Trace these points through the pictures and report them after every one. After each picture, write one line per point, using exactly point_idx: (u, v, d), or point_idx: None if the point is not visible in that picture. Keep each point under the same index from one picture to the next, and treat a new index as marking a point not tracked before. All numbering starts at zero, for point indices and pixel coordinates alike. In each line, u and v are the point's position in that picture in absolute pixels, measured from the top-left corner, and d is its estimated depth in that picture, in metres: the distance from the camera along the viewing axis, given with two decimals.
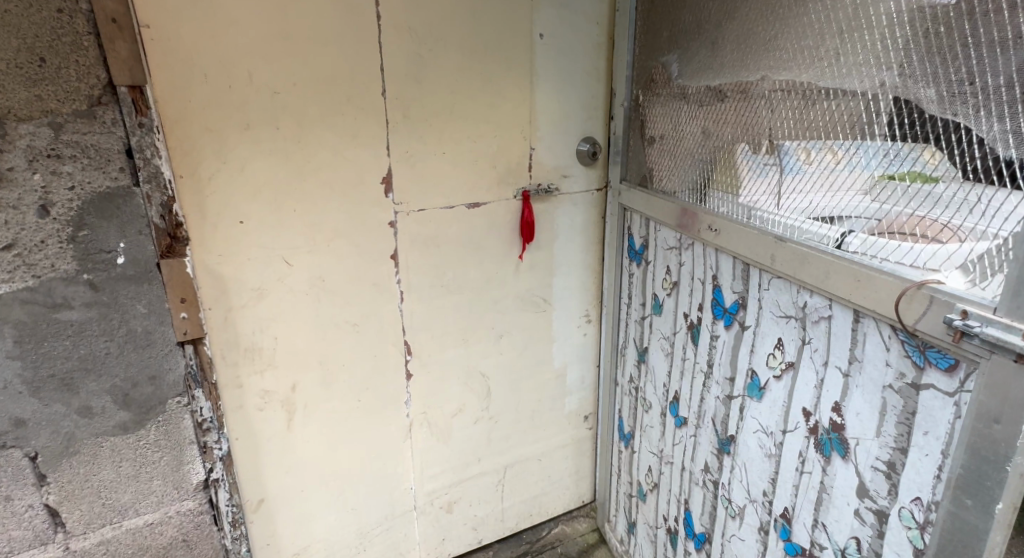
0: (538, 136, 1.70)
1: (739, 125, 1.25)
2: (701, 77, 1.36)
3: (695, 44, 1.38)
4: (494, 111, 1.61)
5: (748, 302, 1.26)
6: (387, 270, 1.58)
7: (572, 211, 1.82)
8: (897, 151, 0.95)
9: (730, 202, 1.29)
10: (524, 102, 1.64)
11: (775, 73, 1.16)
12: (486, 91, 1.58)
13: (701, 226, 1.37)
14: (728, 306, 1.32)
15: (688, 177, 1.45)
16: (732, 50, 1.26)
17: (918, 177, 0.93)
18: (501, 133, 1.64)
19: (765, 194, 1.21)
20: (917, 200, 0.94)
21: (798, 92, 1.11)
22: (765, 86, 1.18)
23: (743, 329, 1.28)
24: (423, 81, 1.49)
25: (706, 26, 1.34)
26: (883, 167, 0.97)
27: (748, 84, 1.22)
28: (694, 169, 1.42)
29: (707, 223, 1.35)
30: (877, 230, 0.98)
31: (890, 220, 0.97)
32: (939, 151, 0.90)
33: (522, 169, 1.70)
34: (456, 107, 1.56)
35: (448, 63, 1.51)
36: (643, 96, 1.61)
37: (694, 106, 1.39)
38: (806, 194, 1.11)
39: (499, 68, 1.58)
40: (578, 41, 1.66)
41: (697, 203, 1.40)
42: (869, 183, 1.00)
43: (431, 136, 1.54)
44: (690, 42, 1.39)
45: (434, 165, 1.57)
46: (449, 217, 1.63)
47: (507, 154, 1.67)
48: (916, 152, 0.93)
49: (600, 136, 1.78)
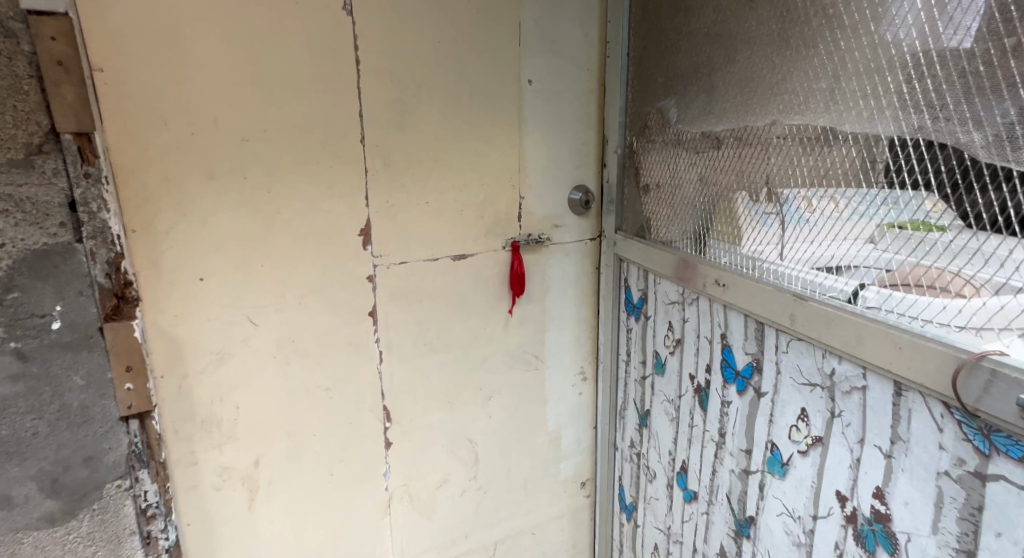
0: (527, 183, 1.61)
1: (744, 172, 1.16)
2: (691, 122, 1.30)
3: (684, 88, 1.32)
4: (481, 159, 1.52)
5: (764, 366, 1.14)
6: (365, 328, 1.45)
7: (564, 262, 1.73)
8: (903, 200, 0.88)
9: (733, 253, 1.20)
10: (513, 149, 1.57)
11: (772, 116, 1.09)
12: (472, 138, 1.50)
13: (706, 281, 1.25)
14: (740, 369, 1.19)
15: (683, 227, 1.36)
16: (723, 95, 1.20)
17: (927, 227, 0.85)
18: (489, 181, 1.55)
19: (769, 245, 1.11)
20: (931, 252, 0.85)
21: (797, 137, 1.04)
22: (761, 132, 1.12)
23: (759, 395, 1.15)
24: (406, 128, 1.41)
25: (704, 71, 1.25)
26: (888, 214, 0.90)
27: (756, 129, 1.12)
28: (689, 219, 1.34)
29: (712, 277, 1.23)
30: (890, 282, 0.90)
31: (906, 272, 0.88)
32: (953, 201, 0.82)
33: (511, 219, 1.61)
34: (441, 155, 1.47)
35: (431, 110, 1.43)
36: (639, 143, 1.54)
37: (693, 152, 1.30)
38: (807, 243, 1.04)
39: (485, 115, 1.51)
40: (567, 87, 1.61)
41: (695, 255, 1.30)
42: (874, 232, 0.92)
43: (414, 183, 1.44)
44: (680, 87, 1.33)
45: (418, 215, 1.46)
46: (433, 270, 1.51)
47: (495, 203, 1.57)
48: (924, 200, 0.85)
49: (593, 183, 1.71)
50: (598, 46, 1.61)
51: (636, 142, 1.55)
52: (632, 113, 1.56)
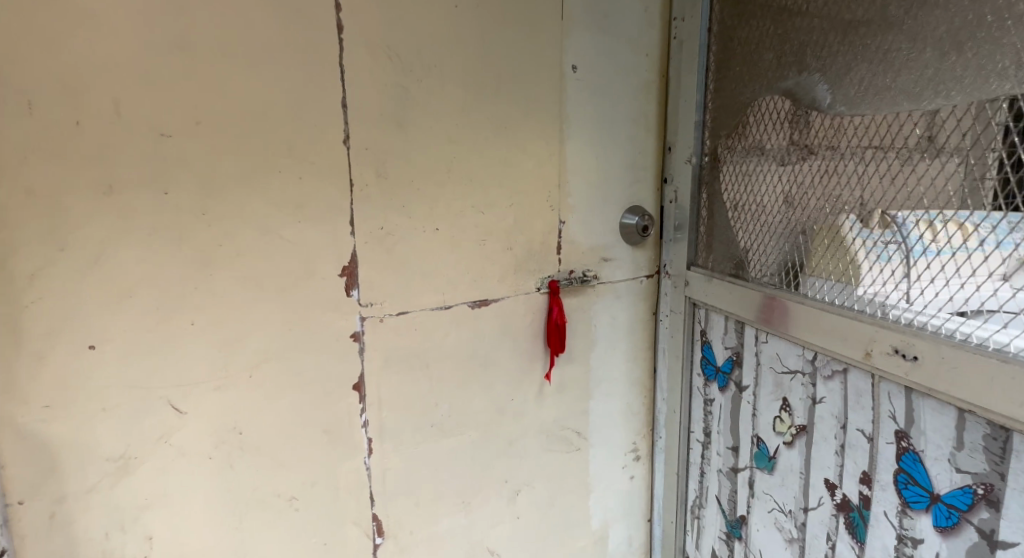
0: (570, 203, 1.21)
1: (914, 184, 0.81)
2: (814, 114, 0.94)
3: (802, 70, 0.97)
4: (509, 171, 1.12)
5: (1005, 500, 0.73)
6: (347, 408, 1.02)
7: (614, 306, 1.32)
8: None
9: (832, 289, 0.92)
10: (551, 157, 1.17)
11: (934, 102, 0.79)
12: (498, 142, 1.10)
13: (874, 347, 0.84)
14: (946, 495, 0.79)
15: (798, 260, 0.99)
16: (881, 71, 0.85)
17: None
18: (520, 202, 1.15)
19: (883, 281, 0.86)
20: None
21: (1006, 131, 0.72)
22: (851, 137, 0.89)
23: (993, 544, 0.75)
24: (409, 126, 1.01)
25: (862, 36, 0.87)
26: None
27: (949, 122, 0.77)
28: (807, 249, 0.97)
29: (893, 344, 0.81)
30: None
31: None
32: None
33: (547, 252, 1.21)
34: (456, 164, 1.06)
35: (444, 101, 1.03)
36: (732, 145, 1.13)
37: (829, 159, 0.93)
38: (941, 282, 0.78)
39: (515, 110, 1.11)
40: (623, 76, 1.21)
41: (827, 303, 0.92)
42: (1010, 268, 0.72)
43: (419, 201, 1.04)
44: (799, 67, 0.97)
45: (424, 246, 1.06)
46: (445, 319, 1.10)
47: (527, 232, 1.17)
48: None
49: (651, 203, 1.31)
50: (662, 23, 1.22)
51: (726, 144, 1.15)
52: (718, 107, 1.16)
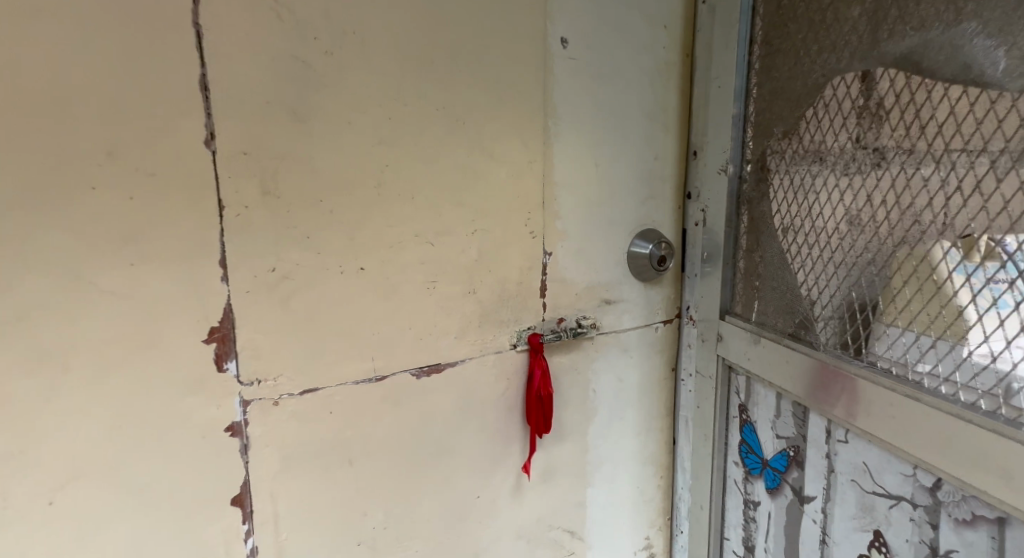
0: (554, 228, 0.90)
1: None
2: (943, 100, 0.62)
3: (915, 33, 0.64)
4: (466, 184, 0.81)
5: None
6: (223, 531, 0.71)
7: (619, 363, 1.00)
8: None
9: (922, 356, 0.64)
10: (526, 164, 0.86)
11: None
12: (450, 144, 0.79)
13: None
14: None
15: (900, 323, 0.66)
16: None
17: None
18: (485, 228, 0.84)
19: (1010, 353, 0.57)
20: None
21: None
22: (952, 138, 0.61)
23: None
24: (314, 122, 0.70)
25: None
26: None
27: None
28: (912, 307, 0.65)
29: None
30: None
31: None
32: None
33: (523, 295, 0.89)
34: (385, 176, 0.75)
35: (368, 86, 0.72)
36: (784, 148, 0.80)
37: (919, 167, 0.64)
38: None
39: (475, 100, 0.80)
40: (627, 56, 0.91)
41: (954, 391, 0.61)
42: None
43: (332, 230, 0.72)
44: (908, 29, 0.65)
45: (344, 294, 0.74)
46: (377, 396, 0.78)
47: (496, 269, 0.85)
48: None
49: (664, 227, 0.99)
50: None
51: (777, 146, 0.81)
52: (767, 94, 0.83)
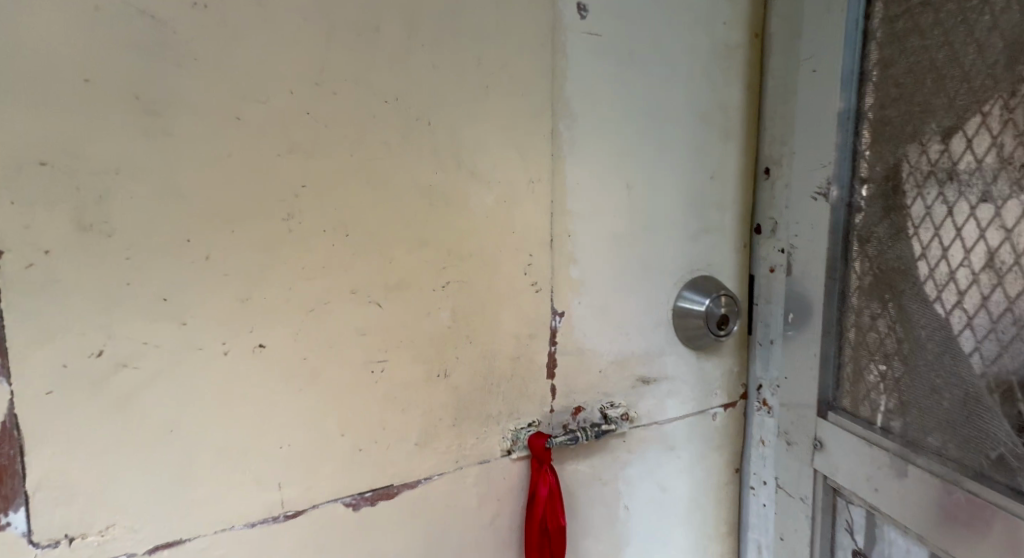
0: (565, 277, 0.63)
1: None
2: None
3: None
4: (435, 213, 0.54)
5: None
6: None
7: (663, 468, 0.70)
8: None
9: None
10: (526, 185, 0.59)
11: None
12: (411, 154, 0.53)
13: None
14: None
15: None
16: None
17: None
18: (464, 278, 0.57)
19: None
20: None
21: None
22: None
23: None
24: (184, 113, 0.44)
25: None
26: None
27: None
28: None
29: None
30: None
31: None
32: None
33: (520, 376, 0.61)
34: (304, 200, 0.49)
35: (280, 62, 0.47)
36: (935, 158, 0.51)
37: None
38: None
39: (451, 88, 0.54)
40: (668, 33, 0.66)
41: None
42: None
43: (213, 283, 0.46)
44: None
45: (228, 389, 0.47)
46: (290, 539, 0.51)
47: (479, 338, 0.58)
48: None
49: (716, 271, 0.72)
50: None
51: (918, 156, 0.52)
52: (901, 75, 0.54)
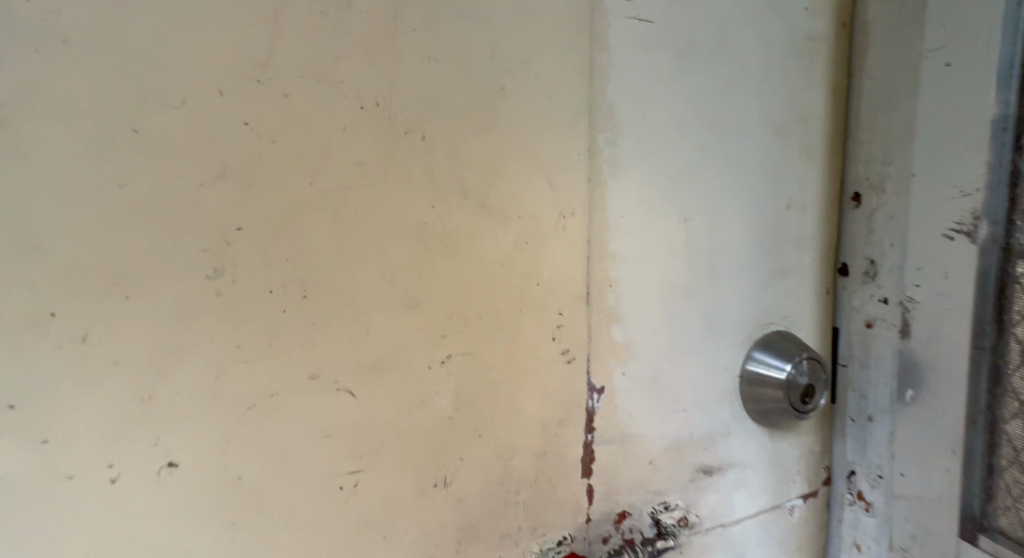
0: (606, 341, 0.48)
1: None
2: None
3: None
4: (429, 263, 0.40)
5: None
6: None
7: None
8: None
9: None
10: (552, 221, 0.45)
11: None
12: (397, 182, 0.39)
13: None
14: None
15: None
16: None
17: None
18: (470, 350, 0.42)
19: None
20: None
21: None
22: None
23: None
24: (62, 128, 0.31)
25: None
26: None
27: None
28: None
29: None
30: None
31: None
32: None
33: (547, 476, 0.46)
34: (243, 249, 0.35)
35: (209, 54, 0.33)
36: None
37: None
38: None
39: (453, 93, 0.40)
40: (734, 24, 0.51)
41: None
42: None
43: (95, 380, 0.32)
44: None
45: (123, 530, 0.33)
46: None
47: (491, 431, 0.43)
48: None
49: (792, 326, 0.57)
50: None
51: None
52: None
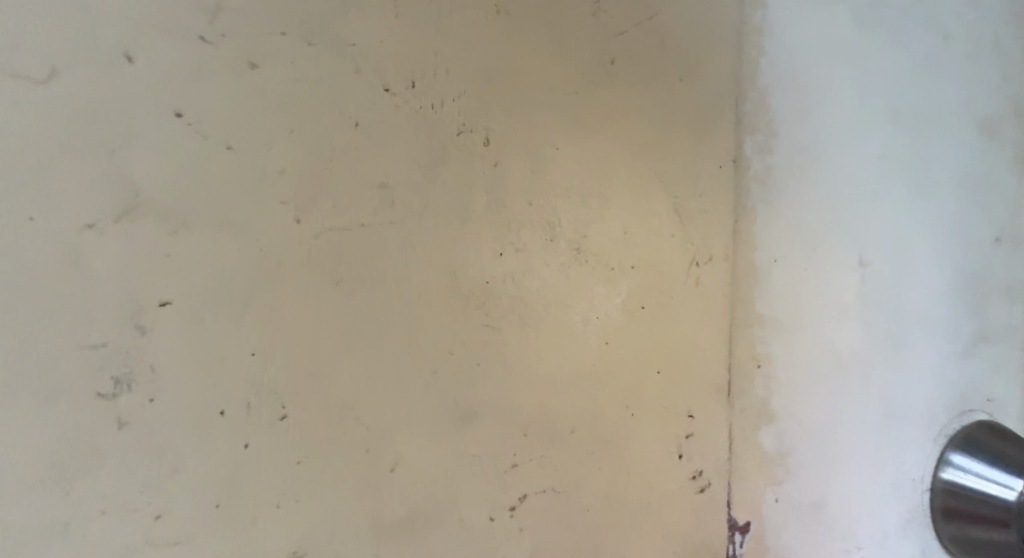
0: (697, 407, 0.47)
1: None
2: None
3: None
4: (501, 343, 0.41)
5: None
6: None
7: None
8: None
9: None
10: (663, 289, 0.46)
11: None
12: (472, 277, 0.41)
13: None
14: None
15: None
16: None
17: None
18: (532, 427, 0.42)
19: None
20: None
21: None
22: None
23: None
24: (61, 214, 0.31)
25: None
26: None
27: None
28: None
29: None
30: None
31: None
32: None
33: (602, 539, 0.44)
34: (168, 323, 0.33)
35: (216, 118, 0.35)
36: None
37: None
38: None
39: (546, 150, 0.43)
40: (847, 74, 0.52)
41: None
42: None
43: (122, 460, 0.32)
44: None
45: None
46: None
47: (557, 500, 0.43)
48: None
49: (917, 402, 0.55)
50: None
51: None
52: None
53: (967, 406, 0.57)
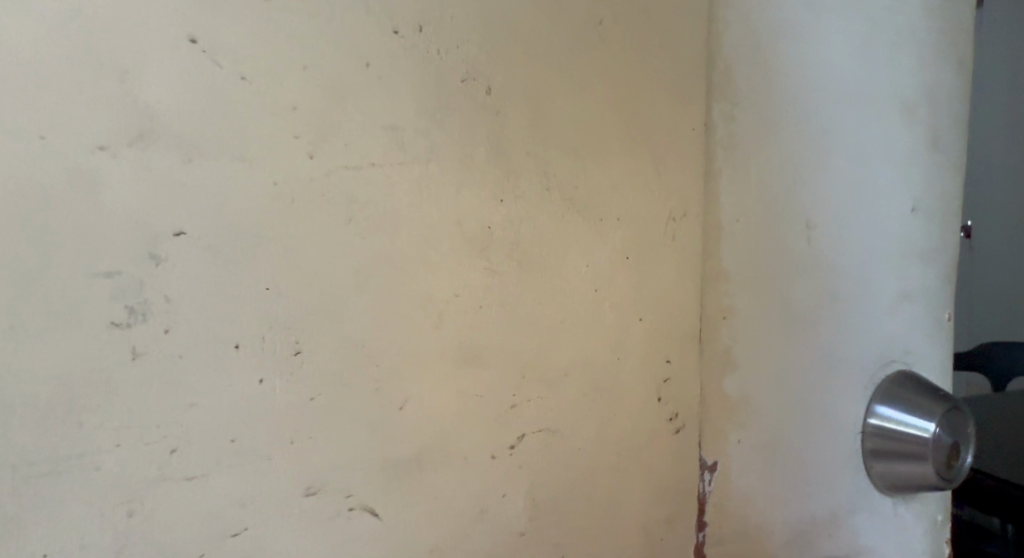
0: (677, 352, 0.53)
1: None
2: None
3: None
4: (500, 284, 0.45)
5: None
6: None
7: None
8: None
9: None
10: (645, 240, 0.51)
11: None
12: (476, 220, 0.44)
13: None
14: None
15: None
16: None
17: None
18: (529, 365, 0.46)
19: None
20: None
21: None
22: None
23: None
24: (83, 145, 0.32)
25: None
26: None
27: None
28: None
29: None
30: None
31: None
32: None
33: (583, 460, 0.49)
34: (184, 252, 0.35)
35: (241, 60, 0.36)
36: None
37: None
38: None
39: (545, 104, 0.46)
40: (814, 61, 0.58)
41: None
42: None
43: (143, 388, 0.34)
44: None
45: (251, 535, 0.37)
46: None
47: (544, 425, 0.47)
48: None
49: (853, 355, 0.62)
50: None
51: None
52: None
53: (890, 355, 0.64)
